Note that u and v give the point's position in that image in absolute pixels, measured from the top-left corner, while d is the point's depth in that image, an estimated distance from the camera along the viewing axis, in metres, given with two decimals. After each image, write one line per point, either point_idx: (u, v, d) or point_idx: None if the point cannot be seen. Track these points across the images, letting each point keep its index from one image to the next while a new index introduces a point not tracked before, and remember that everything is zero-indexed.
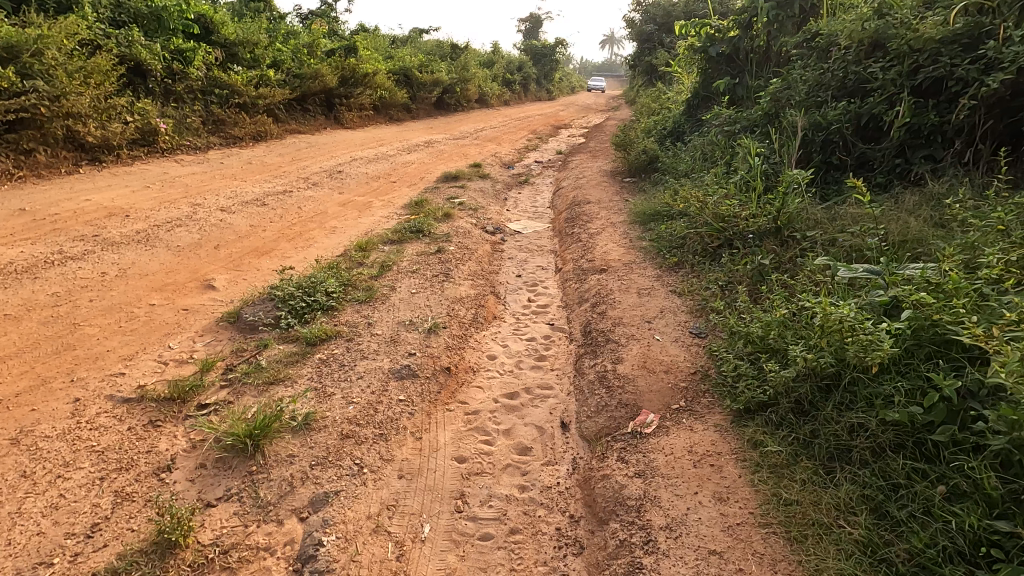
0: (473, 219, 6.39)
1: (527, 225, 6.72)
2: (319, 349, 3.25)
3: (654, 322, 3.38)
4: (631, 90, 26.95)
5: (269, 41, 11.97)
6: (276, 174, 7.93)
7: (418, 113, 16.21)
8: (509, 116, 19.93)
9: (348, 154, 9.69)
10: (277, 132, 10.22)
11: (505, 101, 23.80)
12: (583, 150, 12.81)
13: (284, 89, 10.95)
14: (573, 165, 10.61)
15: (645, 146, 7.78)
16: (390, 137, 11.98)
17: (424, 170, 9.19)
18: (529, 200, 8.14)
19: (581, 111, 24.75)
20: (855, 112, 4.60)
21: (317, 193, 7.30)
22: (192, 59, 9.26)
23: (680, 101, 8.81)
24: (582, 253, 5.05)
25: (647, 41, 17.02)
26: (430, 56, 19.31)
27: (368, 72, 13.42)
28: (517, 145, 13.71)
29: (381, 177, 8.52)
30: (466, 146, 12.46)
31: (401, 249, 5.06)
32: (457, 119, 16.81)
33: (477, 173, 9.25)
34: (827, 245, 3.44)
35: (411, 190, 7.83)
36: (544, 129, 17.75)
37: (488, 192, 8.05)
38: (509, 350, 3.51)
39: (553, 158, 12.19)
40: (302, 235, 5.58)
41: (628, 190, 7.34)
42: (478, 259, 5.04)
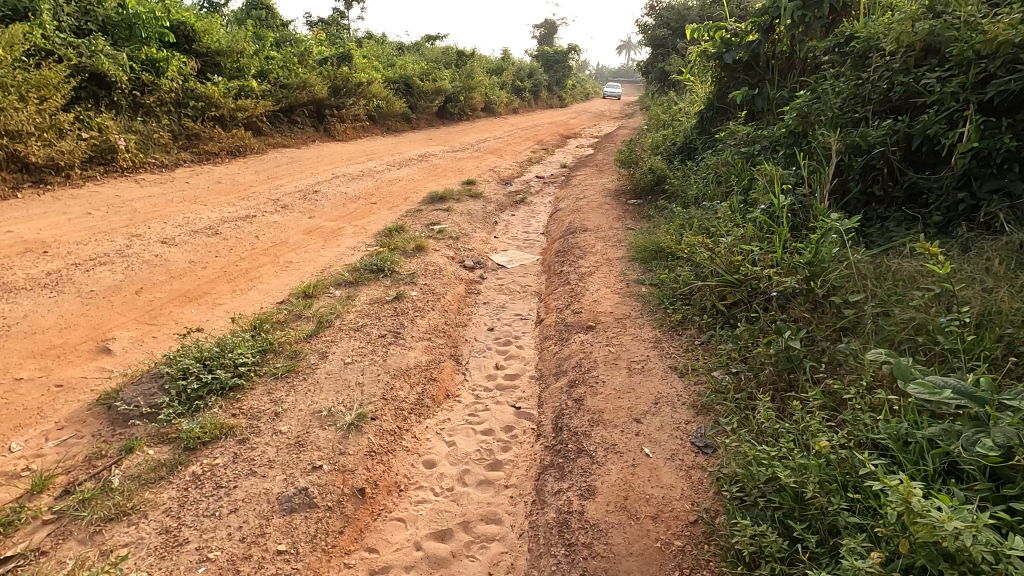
0: (450, 250, 5.60)
1: (514, 256, 5.91)
2: (197, 458, 2.46)
3: (644, 423, 2.53)
4: (645, 98, 26.08)
5: (256, 49, 11.36)
6: (245, 195, 7.24)
7: (418, 123, 15.53)
8: (515, 124, 19.18)
9: (331, 171, 8.99)
10: (258, 146, 9.58)
11: (513, 109, 23.07)
12: (589, 163, 11.99)
13: (269, 101, 10.32)
14: (576, 181, 9.79)
15: (652, 164, 6.92)
16: (382, 151, 11.28)
17: (411, 189, 8.44)
18: (522, 224, 7.33)
19: (593, 119, 23.92)
20: (905, 132, 3.72)
21: (283, 218, 6.58)
22: (165, 69, 8.73)
23: (692, 114, 7.94)
24: (567, 301, 4.22)
25: (660, 46, 16.21)
26: (434, 64, 18.68)
27: (362, 81, 12.77)
28: (520, 158, 12.94)
29: (361, 197, 7.79)
30: (463, 159, 11.71)
31: (354, 294, 4.29)
32: (460, 129, 16.10)
33: (468, 192, 8.47)
34: (878, 319, 2.57)
35: (390, 213, 7.08)
36: (552, 139, 16.96)
37: (476, 215, 7.26)
38: (455, 452, 2.68)
39: (557, 172, 11.37)
40: (248, 273, 4.84)
41: (631, 215, 6.48)
42: (445, 307, 4.24)
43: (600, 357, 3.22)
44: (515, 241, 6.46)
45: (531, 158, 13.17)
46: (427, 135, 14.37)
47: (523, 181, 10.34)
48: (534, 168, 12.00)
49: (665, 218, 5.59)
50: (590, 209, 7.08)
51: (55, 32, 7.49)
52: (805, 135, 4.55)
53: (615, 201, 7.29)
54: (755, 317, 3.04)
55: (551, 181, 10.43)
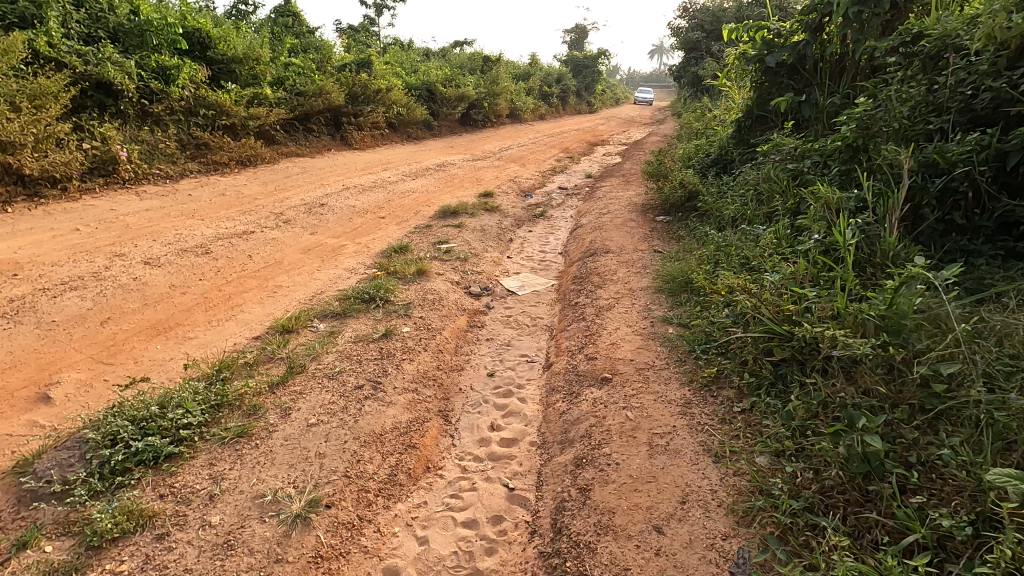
0: (456, 274, 5.08)
1: (526, 281, 5.35)
2: (100, 561, 1.96)
3: (666, 540, 1.94)
4: (677, 104, 25.29)
5: (273, 56, 11.11)
6: (248, 209, 6.89)
7: (440, 131, 15.15)
8: (541, 132, 18.65)
9: (342, 182, 8.60)
10: (270, 156, 9.28)
11: (540, 116, 22.54)
12: (616, 173, 11.34)
13: (283, 109, 10.03)
14: (600, 194, 9.18)
15: (684, 178, 6.27)
16: (399, 160, 10.88)
17: (423, 202, 7.98)
18: (539, 242, 6.76)
19: (622, 125, 23.22)
20: (997, 149, 3.05)
21: (283, 235, 6.17)
22: (176, 77, 8.52)
23: (729, 123, 7.26)
24: (581, 343, 3.64)
25: (694, 50, 15.47)
26: (458, 70, 18.33)
27: (382, 88, 12.42)
28: (543, 167, 12.40)
29: (370, 211, 7.36)
30: (483, 169, 11.22)
31: (339, 329, 3.79)
32: (483, 137, 15.67)
33: (484, 205, 7.96)
34: (984, 406, 1.95)
35: (397, 229, 6.62)
36: (578, 146, 16.37)
37: (490, 232, 6.74)
38: (426, 556, 2.15)
39: (581, 183, 10.79)
40: (231, 299, 4.41)
41: (659, 236, 5.85)
42: (441, 345, 3.71)
43: (616, 426, 2.65)
44: (530, 262, 5.91)
45: (555, 167, 12.60)
46: (448, 143, 13.96)
47: (545, 192, 9.78)
48: (557, 178, 11.42)
49: (697, 241, 4.96)
50: (613, 226, 6.47)
51: (62, 40, 7.30)
52: (866, 150, 3.88)
53: (641, 219, 6.66)
54: (812, 385, 2.42)
55: (573, 193, 9.84)
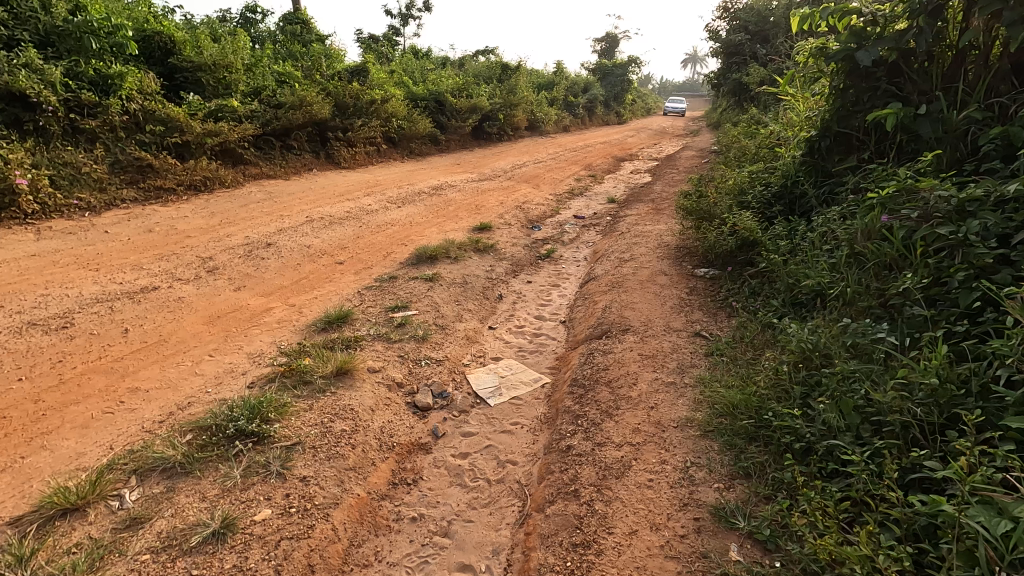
0: (401, 370, 3.50)
1: (510, 375, 3.68)
2: None
3: None
4: (714, 114, 23.33)
5: (250, 63, 9.83)
6: (169, 252, 5.47)
7: (449, 145, 13.73)
8: (562, 145, 17.05)
9: (308, 212, 7.16)
10: (232, 179, 7.94)
11: (563, 128, 20.96)
12: (643, 197, 9.64)
13: (253, 123, 8.68)
14: (622, 227, 7.50)
15: (735, 220, 4.56)
16: (389, 182, 9.41)
17: (399, 239, 6.45)
18: (537, 299, 5.14)
19: (653, 137, 21.41)
20: None
21: (196, 292, 4.71)
22: (118, 88, 7.25)
23: (794, 141, 5.50)
24: (561, 567, 2.00)
25: (736, 54, 13.67)
26: (475, 79, 16.94)
27: (378, 99, 11.03)
28: (559, 188, 10.78)
29: (326, 253, 5.86)
30: (488, 192, 9.66)
31: (152, 507, 2.25)
32: (497, 152, 14.17)
33: (474, 244, 6.38)
34: None
35: (352, 283, 5.09)
36: (603, 162, 14.71)
37: (473, 287, 5.16)
38: None
39: (602, 209, 9.13)
40: (40, 419, 2.91)
41: (700, 307, 4.15)
42: (319, 552, 2.15)
43: None
44: (518, 337, 4.29)
45: (573, 188, 10.97)
46: (454, 160, 12.51)
47: (556, 222, 8.16)
48: (574, 202, 9.78)
49: (763, 333, 3.25)
50: (635, 284, 4.80)
51: None
52: None
53: (674, 273, 4.96)
54: None
55: (591, 223, 8.17)
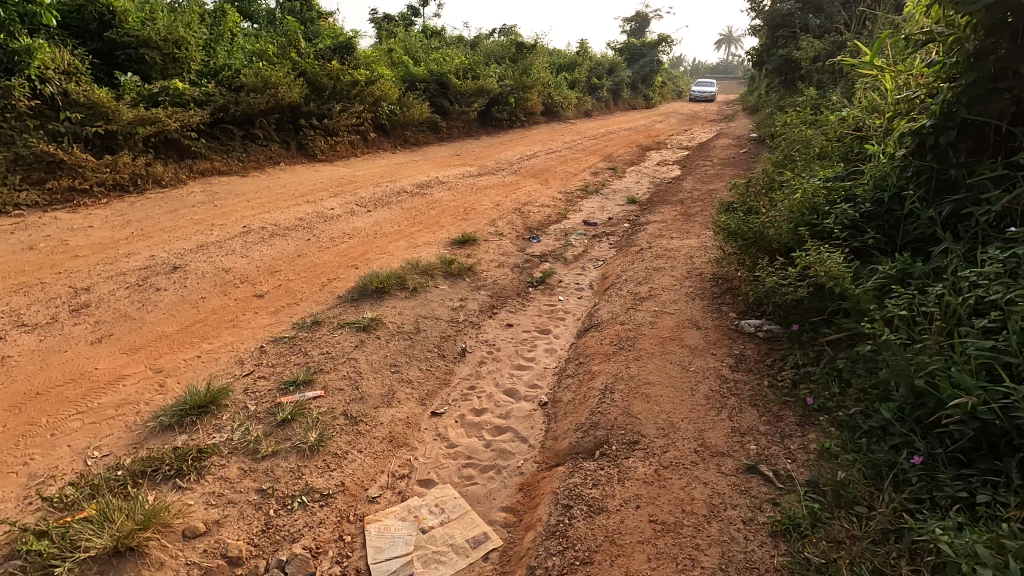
0: (247, 529, 2.12)
1: (435, 528, 2.24)
2: None
3: None
4: (752, 97, 21.32)
5: (211, 39, 8.47)
6: (36, 280, 4.17)
7: (451, 133, 12.28)
8: (580, 132, 15.39)
9: (250, 219, 5.82)
10: (171, 176, 6.64)
11: (584, 112, 19.25)
12: (669, 197, 8.06)
13: (204, 109, 7.35)
14: (640, 241, 5.96)
15: (807, 258, 3.01)
16: (367, 179, 8.02)
17: (350, 259, 5.06)
18: (515, 355, 3.69)
19: (683, 123, 19.57)
20: None
21: (34, 347, 3.39)
22: (27, 67, 5.95)
23: (886, 133, 3.89)
24: None
25: (782, 27, 11.86)
26: (486, 59, 15.39)
27: (364, 80, 9.61)
28: (570, 185, 9.25)
29: (247, 279, 4.50)
30: (484, 190, 8.20)
31: None
32: (505, 141, 12.66)
33: (446, 266, 4.94)
34: None
35: (259, 331, 3.72)
36: (625, 152, 13.06)
37: (426, 338, 3.73)
38: None
39: (618, 212, 7.59)
40: None
41: (753, 403, 2.64)
42: None
43: None
44: (471, 435, 2.86)
45: (588, 185, 9.42)
46: (454, 151, 11.06)
47: (560, 231, 6.66)
48: (586, 203, 8.24)
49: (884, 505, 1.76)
50: (651, 345, 3.30)
51: None
52: None
53: (710, 328, 3.44)
54: None
55: (603, 233, 6.63)
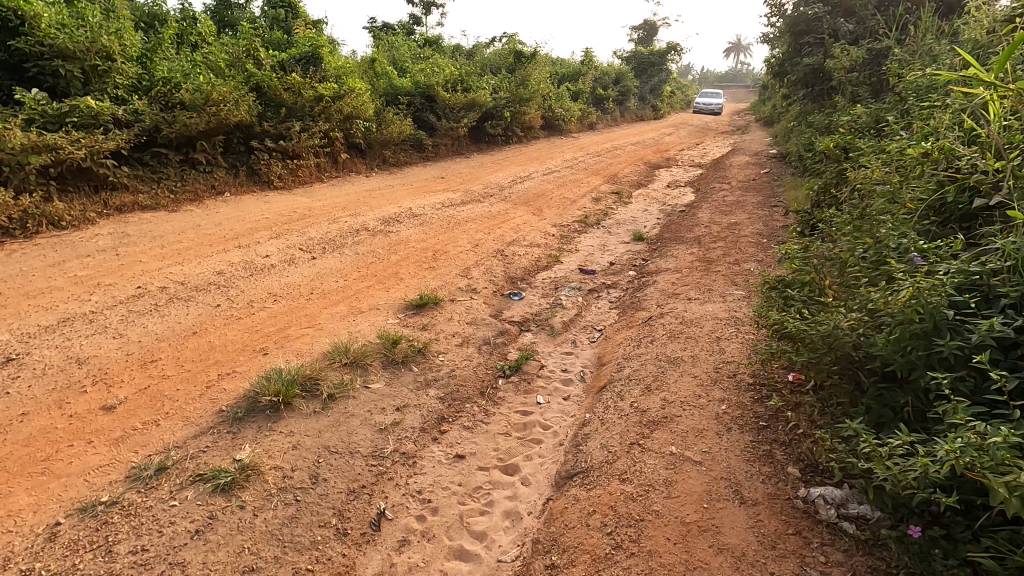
0: None
1: None
2: None
3: None
4: (768, 108, 20.05)
5: (148, 48, 7.31)
6: None
7: (438, 152, 11.11)
8: (583, 148, 14.18)
9: (154, 273, 4.62)
10: (75, 215, 5.45)
11: (588, 125, 18.05)
12: (682, 233, 6.79)
13: (127, 132, 6.18)
14: (648, 303, 4.70)
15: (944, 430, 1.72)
16: (324, 212, 6.81)
17: (260, 337, 3.81)
18: (457, 525, 2.44)
19: (694, 136, 18.35)
20: None
21: None
22: None
23: (1015, 185, 2.61)
24: None
25: (807, 33, 10.64)
26: (480, 70, 14.25)
27: (332, 95, 8.43)
28: (567, 215, 8.02)
29: (101, 378, 3.26)
30: (464, 223, 6.99)
31: None
32: (497, 159, 11.47)
33: (387, 350, 3.69)
34: None
35: (73, 484, 2.47)
36: (632, 171, 11.83)
37: (324, 496, 2.48)
38: None
39: (622, 254, 6.34)
40: None
41: None
42: None
43: None
44: None
45: (587, 214, 8.18)
46: (438, 173, 9.87)
47: (549, 283, 5.41)
48: (584, 239, 6.99)
49: None
50: (666, 544, 2.04)
51: None
52: None
53: (759, 504, 2.17)
54: None
55: (602, 285, 5.38)
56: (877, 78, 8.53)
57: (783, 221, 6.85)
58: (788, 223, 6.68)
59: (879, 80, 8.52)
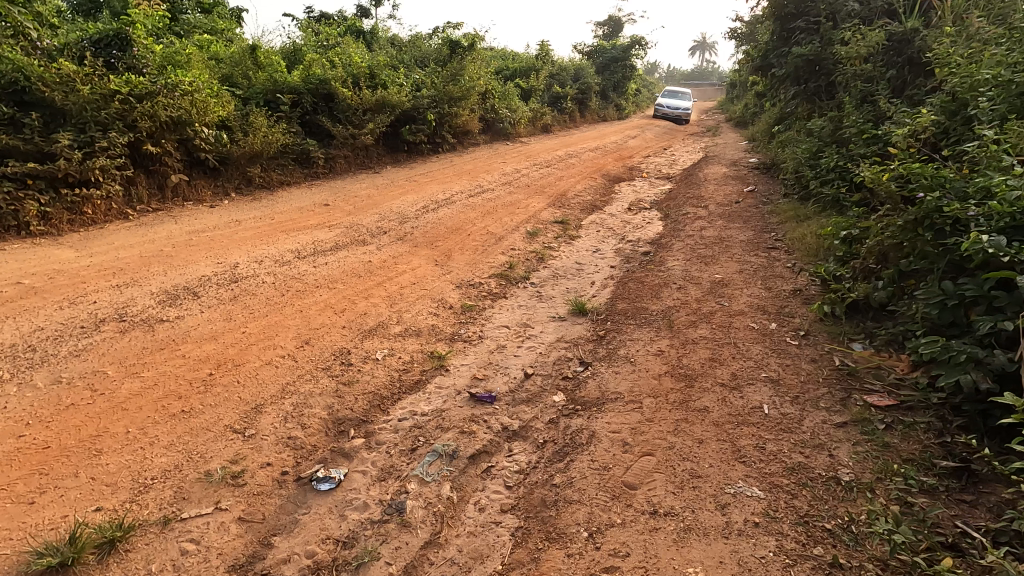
0: None
1: None
2: None
3: None
4: (741, 107, 18.17)
5: None
6: None
7: (334, 165, 8.62)
8: (530, 156, 11.84)
9: None
10: None
11: (541, 127, 15.74)
12: (643, 304, 4.50)
13: None
14: (571, 512, 2.35)
15: None
16: (77, 277, 4.26)
17: None
18: None
19: (660, 138, 16.25)
20: None
21: None
22: None
23: None
24: None
25: (798, 16, 8.54)
26: (406, 61, 11.78)
27: (142, 94, 5.91)
28: (484, 264, 5.66)
29: None
30: (312, 290, 4.55)
31: None
32: (414, 175, 9.03)
33: None
34: None
35: None
36: (585, 187, 9.55)
37: None
38: None
39: (547, 344, 4.00)
40: None
41: None
42: None
43: None
44: None
45: (513, 261, 5.83)
46: (321, 197, 7.36)
47: (406, 430, 3.03)
48: (497, 310, 4.63)
49: None
50: None
51: None
52: None
53: None
54: None
55: (500, 434, 3.01)
56: (897, 73, 6.44)
57: (790, 280, 4.62)
58: (799, 286, 4.45)
59: (901, 75, 6.45)
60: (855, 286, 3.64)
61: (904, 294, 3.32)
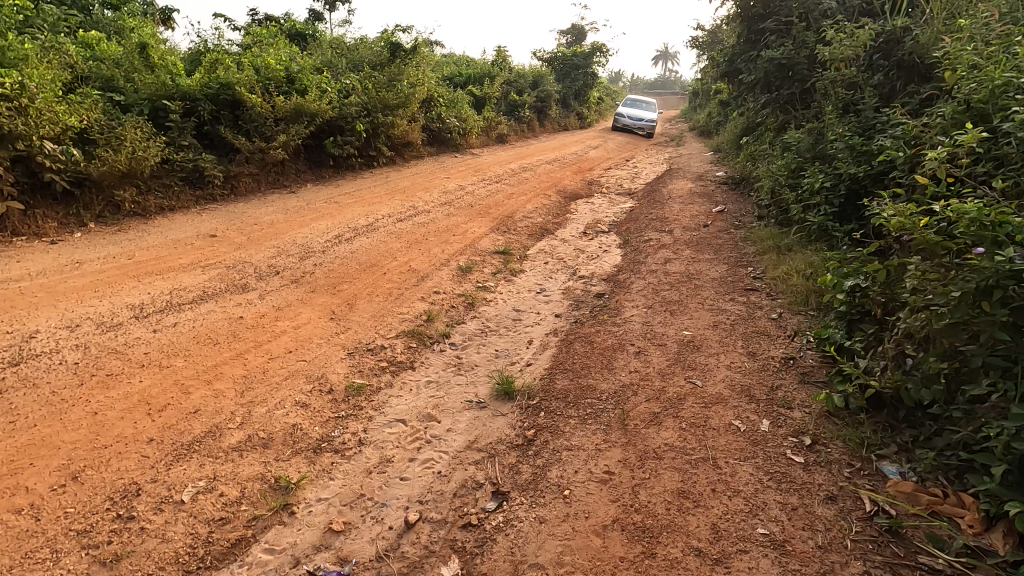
0: None
1: None
2: None
3: None
4: (705, 116, 17.43)
5: None
6: None
7: (238, 184, 7.29)
8: (479, 170, 10.68)
9: None
10: None
11: (496, 137, 14.62)
12: (589, 383, 3.36)
13: None
14: None
15: None
16: None
17: None
18: None
19: (623, 148, 15.32)
20: None
21: None
22: None
23: None
24: None
25: (767, 15, 7.62)
26: (338, 64, 10.51)
27: None
28: (394, 316, 4.45)
29: None
30: (131, 371, 3.26)
31: None
32: (336, 195, 7.76)
33: None
34: None
35: None
36: (536, 206, 8.45)
37: None
38: None
39: (450, 456, 2.81)
40: None
41: None
42: None
43: None
44: None
45: (434, 310, 4.64)
46: (209, 226, 6.03)
47: None
48: (394, 393, 3.42)
49: None
50: None
51: None
52: None
53: None
54: None
55: None
56: (886, 79, 5.52)
57: (780, 343, 3.54)
58: (792, 353, 3.38)
59: (890, 81, 5.53)
60: (879, 374, 2.58)
61: (957, 396, 2.25)
